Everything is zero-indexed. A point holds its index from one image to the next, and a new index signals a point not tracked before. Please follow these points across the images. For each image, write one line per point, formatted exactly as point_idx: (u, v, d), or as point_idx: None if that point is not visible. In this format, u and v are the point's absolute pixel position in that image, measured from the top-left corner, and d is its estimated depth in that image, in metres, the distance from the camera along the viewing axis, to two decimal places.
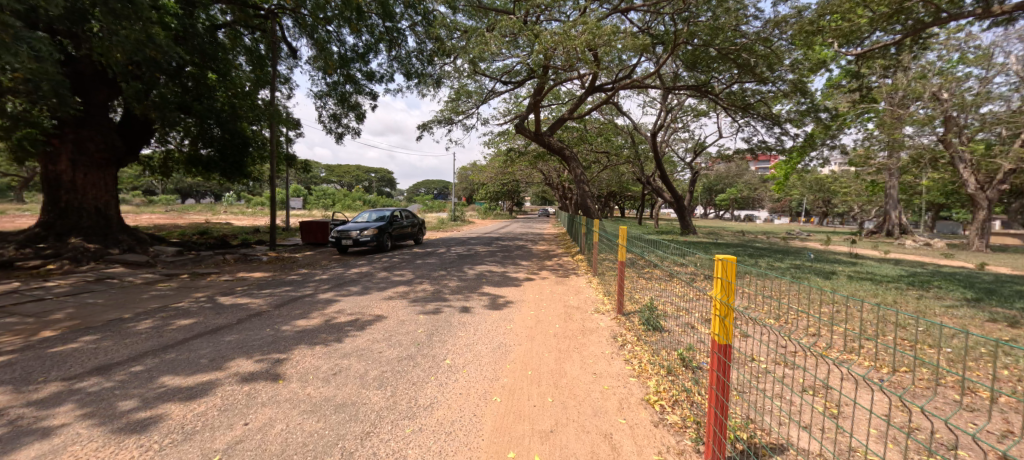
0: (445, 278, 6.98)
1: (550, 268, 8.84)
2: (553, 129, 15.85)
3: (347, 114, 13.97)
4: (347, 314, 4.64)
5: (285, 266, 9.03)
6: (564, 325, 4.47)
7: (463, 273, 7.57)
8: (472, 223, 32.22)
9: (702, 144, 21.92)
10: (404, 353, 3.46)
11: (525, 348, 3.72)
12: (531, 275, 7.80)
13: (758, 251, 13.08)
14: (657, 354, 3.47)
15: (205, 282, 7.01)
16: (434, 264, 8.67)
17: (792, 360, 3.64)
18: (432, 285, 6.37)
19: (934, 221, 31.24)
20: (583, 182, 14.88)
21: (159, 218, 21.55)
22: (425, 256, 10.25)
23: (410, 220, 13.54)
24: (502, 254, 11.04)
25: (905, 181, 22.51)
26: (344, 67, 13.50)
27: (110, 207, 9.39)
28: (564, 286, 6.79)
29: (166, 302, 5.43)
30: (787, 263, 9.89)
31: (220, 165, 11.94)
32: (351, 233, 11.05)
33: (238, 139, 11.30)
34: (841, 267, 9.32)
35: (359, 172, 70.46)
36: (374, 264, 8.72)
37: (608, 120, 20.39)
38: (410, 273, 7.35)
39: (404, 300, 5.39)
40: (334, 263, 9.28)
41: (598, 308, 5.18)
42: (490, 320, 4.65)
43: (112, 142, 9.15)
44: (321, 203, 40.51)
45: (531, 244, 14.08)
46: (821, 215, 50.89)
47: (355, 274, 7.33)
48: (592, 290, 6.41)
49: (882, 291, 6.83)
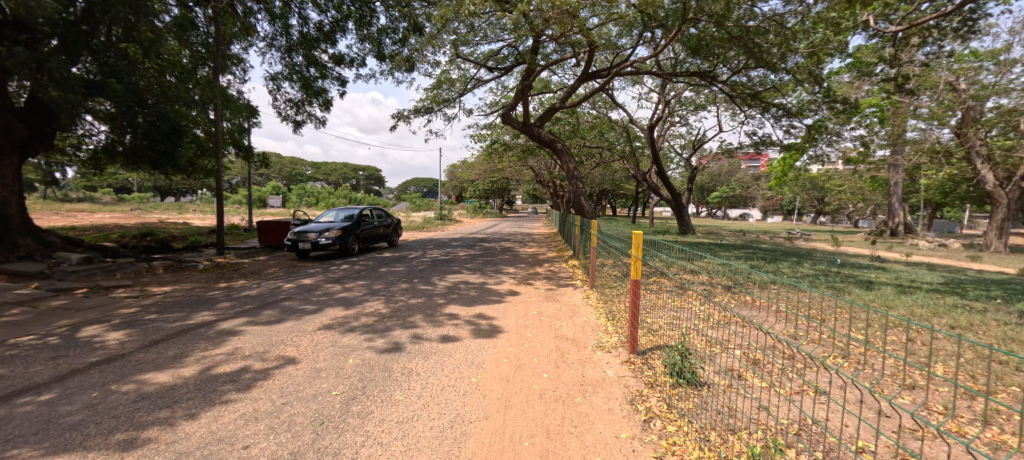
0: (406, 293, 5.52)
1: (540, 276, 7.43)
2: (543, 120, 14.41)
3: (311, 100, 12.44)
4: (239, 359, 3.18)
5: (220, 277, 7.47)
6: (554, 376, 3.09)
7: (431, 286, 6.12)
8: (459, 222, 30.75)
9: (701, 139, 20.68)
10: (285, 452, 2.04)
11: (494, 430, 2.33)
12: (515, 287, 6.40)
13: (771, 253, 11.88)
14: (708, 447, 2.11)
15: (95, 301, 5.45)
16: (400, 273, 7.17)
17: (913, 447, 2.32)
18: (387, 303, 4.92)
19: (932, 220, 30.53)
20: (576, 178, 13.59)
21: (110, 217, 19.65)
22: (394, 262, 8.75)
23: (383, 219, 12.04)
24: (484, 259, 9.62)
25: (911, 178, 21.53)
26: (308, 49, 12.01)
27: (8, 205, 7.82)
28: (556, 304, 5.37)
29: (6, 335, 3.93)
30: (810, 268, 8.68)
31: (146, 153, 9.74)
32: (310, 235, 9.57)
33: (167, 127, 9.28)
34: (874, 274, 8.08)
35: (347, 170, 68.47)
36: (327, 274, 7.21)
37: (602, 113, 19.06)
38: (363, 287, 5.86)
39: (338, 330, 3.95)
40: (282, 272, 7.76)
41: (602, 342, 3.81)
42: (450, 364, 3.25)
43: (10, 124, 7.59)
44: (303, 203, 38.72)
45: (520, 246, 12.63)
46: (814, 214, 50.27)
47: (295, 289, 5.85)
48: (591, 311, 5.03)
49: (946, 308, 5.56)
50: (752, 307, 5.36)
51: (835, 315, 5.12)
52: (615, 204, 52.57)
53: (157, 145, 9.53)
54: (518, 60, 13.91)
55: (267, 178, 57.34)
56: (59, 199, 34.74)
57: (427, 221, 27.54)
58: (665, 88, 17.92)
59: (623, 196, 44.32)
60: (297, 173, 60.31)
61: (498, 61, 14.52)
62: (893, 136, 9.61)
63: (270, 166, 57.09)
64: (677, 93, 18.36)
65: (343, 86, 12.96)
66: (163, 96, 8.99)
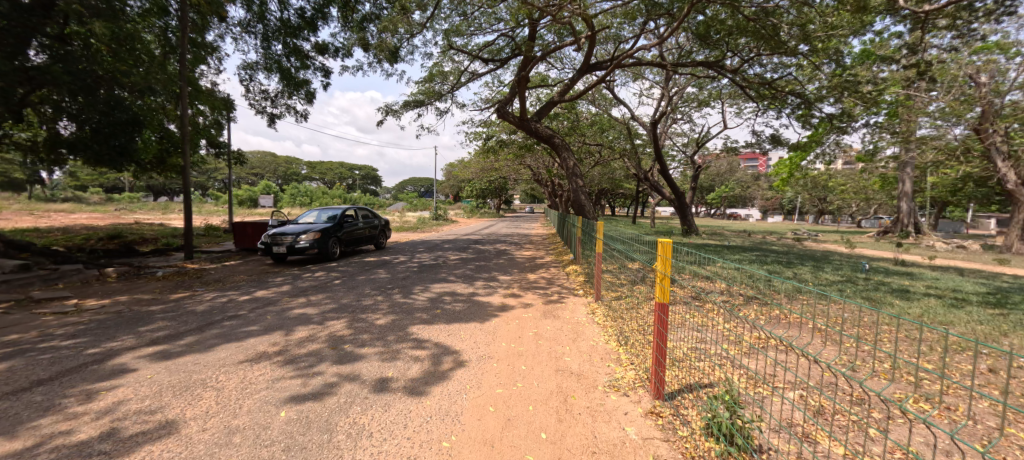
0: (379, 310, 4.70)
1: (537, 285, 6.61)
2: (541, 114, 13.62)
3: (292, 93, 11.62)
4: (122, 418, 2.35)
5: (175, 286, 6.64)
6: (555, 436, 2.29)
7: (411, 300, 5.30)
8: (455, 223, 29.92)
9: (704, 137, 19.91)
10: None
11: None
12: (508, 299, 5.59)
13: (785, 256, 11.11)
14: None
15: (11, 319, 4.64)
16: (379, 283, 6.34)
17: None
18: (352, 324, 4.11)
19: (938, 219, 29.84)
20: (576, 175, 12.78)
21: (87, 217, 18.82)
22: (376, 268, 7.91)
23: (369, 220, 11.21)
24: (476, 264, 8.78)
25: (922, 177, 20.76)
26: (289, 37, 11.23)
27: None
28: (556, 321, 4.56)
29: None
30: (835, 274, 7.92)
31: (94, 147, 8.39)
32: (285, 238, 8.72)
33: (125, 117, 8.05)
34: (907, 281, 7.28)
35: (343, 169, 67.43)
36: (296, 283, 6.39)
37: (603, 109, 18.28)
38: (330, 302, 5.05)
39: (279, 362, 3.14)
40: (248, 281, 6.94)
41: (614, 378, 3.02)
42: (414, 418, 2.42)
43: None
44: (297, 202, 37.95)
45: (516, 249, 11.80)
46: (816, 214, 49.56)
47: (250, 304, 5.04)
48: (598, 332, 4.23)
49: (1012, 325, 4.75)
50: (784, 325, 4.62)
51: (885, 335, 4.35)
52: (614, 203, 51.80)
53: (111, 139, 8.21)
54: (515, 51, 13.11)
55: (261, 177, 56.44)
56: (43, 199, 33.77)
57: (421, 221, 26.68)
58: (668, 82, 17.15)
59: (622, 195, 43.52)
60: (292, 172, 59.41)
61: (493, 52, 13.70)
62: (921, 130, 8.85)
63: (264, 165, 56.18)
64: (681, 87, 17.57)
65: (328, 77, 12.17)
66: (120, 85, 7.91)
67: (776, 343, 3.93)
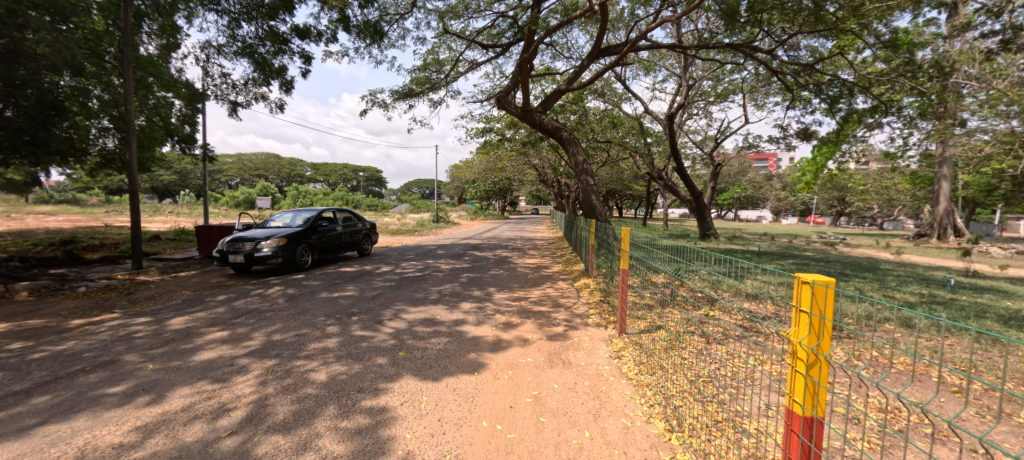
0: (318, 354, 3.32)
1: (540, 307, 5.19)
2: (547, 105, 12.15)
3: (268, 82, 10.34)
4: None
5: (91, 309, 5.37)
6: None
7: (371, 334, 3.90)
8: (454, 225, 28.64)
9: (724, 132, 18.39)
10: None
11: None
12: (502, 331, 4.21)
13: (829, 264, 9.59)
14: None
15: None
16: (339, 306, 4.95)
17: None
18: (264, 387, 2.74)
19: (968, 222, 27.73)
20: (586, 173, 11.38)
21: (63, 220, 17.74)
22: (346, 283, 6.51)
23: (352, 224, 9.89)
24: (469, 275, 7.39)
25: (962, 175, 18.89)
26: (265, 18, 9.98)
27: None
28: (568, 373, 3.16)
29: None
30: (909, 292, 6.42)
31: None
32: (244, 245, 7.41)
33: (42, 96, 6.41)
34: (1013, 303, 5.73)
35: (347, 171, 66.53)
36: (236, 305, 5.03)
37: (614, 102, 16.85)
38: (259, 339, 3.68)
39: None
40: (183, 301, 5.60)
41: None
42: None
43: None
44: (295, 204, 36.85)
45: (517, 256, 10.38)
46: (833, 216, 47.35)
47: (151, 341, 3.73)
48: (630, 396, 2.83)
49: None
50: (898, 377, 3.24)
51: None
52: (621, 205, 50.10)
53: (25, 135, 6.52)
54: (518, 36, 11.80)
55: (264, 179, 55.67)
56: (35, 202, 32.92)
57: (421, 223, 25.28)
58: (684, 73, 15.76)
59: (632, 196, 41.65)
60: (294, 174, 58.57)
61: (495, 38, 12.36)
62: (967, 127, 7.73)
63: (266, 166, 55.43)
64: (699, 78, 16.11)
65: (309, 64, 10.87)
66: (32, 61, 6.36)
67: (919, 423, 2.56)
